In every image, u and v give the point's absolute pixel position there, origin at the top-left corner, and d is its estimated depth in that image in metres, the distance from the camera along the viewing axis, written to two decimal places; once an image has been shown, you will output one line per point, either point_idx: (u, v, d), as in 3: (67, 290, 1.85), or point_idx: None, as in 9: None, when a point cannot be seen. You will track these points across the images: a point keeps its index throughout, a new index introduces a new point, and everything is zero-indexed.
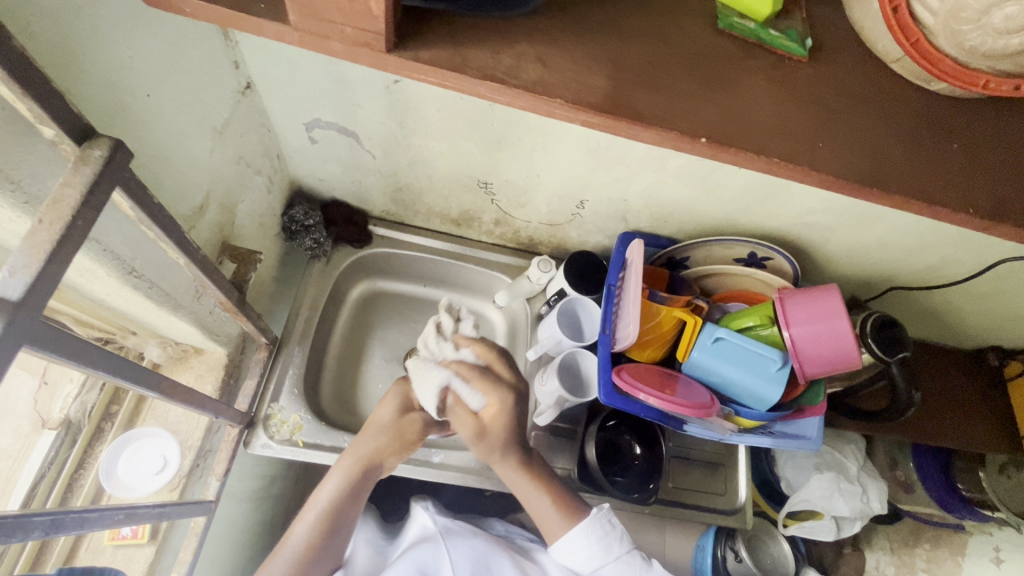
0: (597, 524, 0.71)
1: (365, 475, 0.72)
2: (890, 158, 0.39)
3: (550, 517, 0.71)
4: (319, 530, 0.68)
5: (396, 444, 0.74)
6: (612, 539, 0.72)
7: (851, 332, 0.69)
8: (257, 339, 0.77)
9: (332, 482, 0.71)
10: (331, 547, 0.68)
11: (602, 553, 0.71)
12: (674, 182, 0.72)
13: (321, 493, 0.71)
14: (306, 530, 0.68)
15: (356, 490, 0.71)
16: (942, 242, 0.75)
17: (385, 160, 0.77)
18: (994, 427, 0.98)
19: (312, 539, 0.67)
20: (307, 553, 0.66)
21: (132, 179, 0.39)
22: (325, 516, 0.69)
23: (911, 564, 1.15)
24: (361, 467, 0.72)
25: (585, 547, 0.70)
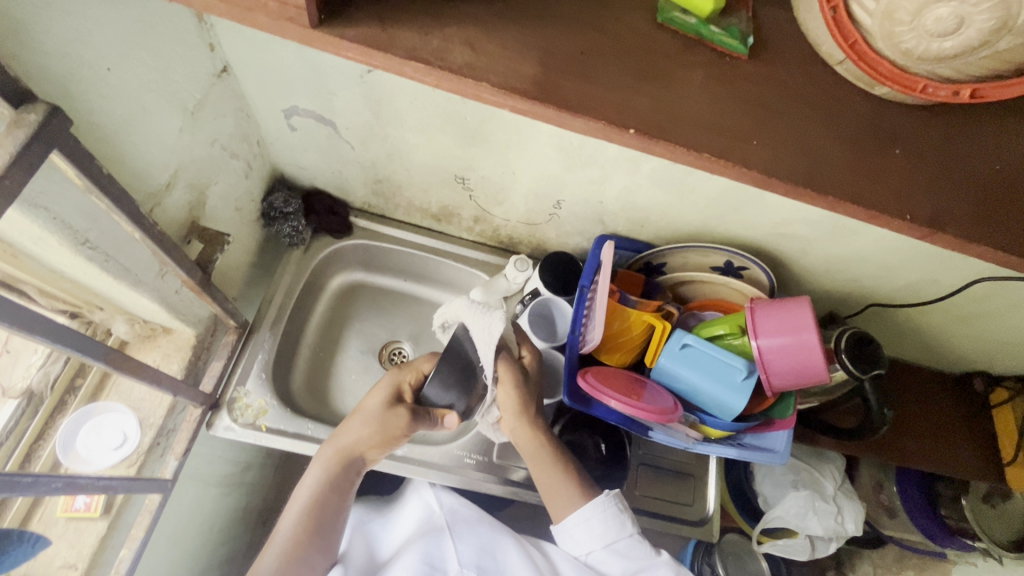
0: (610, 500, 0.72)
1: (347, 467, 0.71)
2: (820, 159, 0.42)
3: (565, 492, 0.73)
4: (305, 521, 0.68)
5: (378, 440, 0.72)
6: (626, 517, 0.72)
7: (819, 346, 0.68)
8: (227, 322, 0.77)
9: (313, 473, 0.71)
10: (316, 546, 0.68)
11: (615, 529, 0.70)
12: (648, 185, 0.72)
13: (302, 487, 0.71)
14: (292, 524, 0.68)
15: (341, 483, 0.71)
16: (920, 259, 0.73)
17: (363, 151, 0.77)
18: (975, 452, 0.95)
19: (298, 531, 0.67)
20: (293, 545, 0.66)
21: (74, 147, 0.40)
22: (309, 506, 0.69)
23: None
24: (342, 460, 0.71)
25: (599, 520, 0.70)
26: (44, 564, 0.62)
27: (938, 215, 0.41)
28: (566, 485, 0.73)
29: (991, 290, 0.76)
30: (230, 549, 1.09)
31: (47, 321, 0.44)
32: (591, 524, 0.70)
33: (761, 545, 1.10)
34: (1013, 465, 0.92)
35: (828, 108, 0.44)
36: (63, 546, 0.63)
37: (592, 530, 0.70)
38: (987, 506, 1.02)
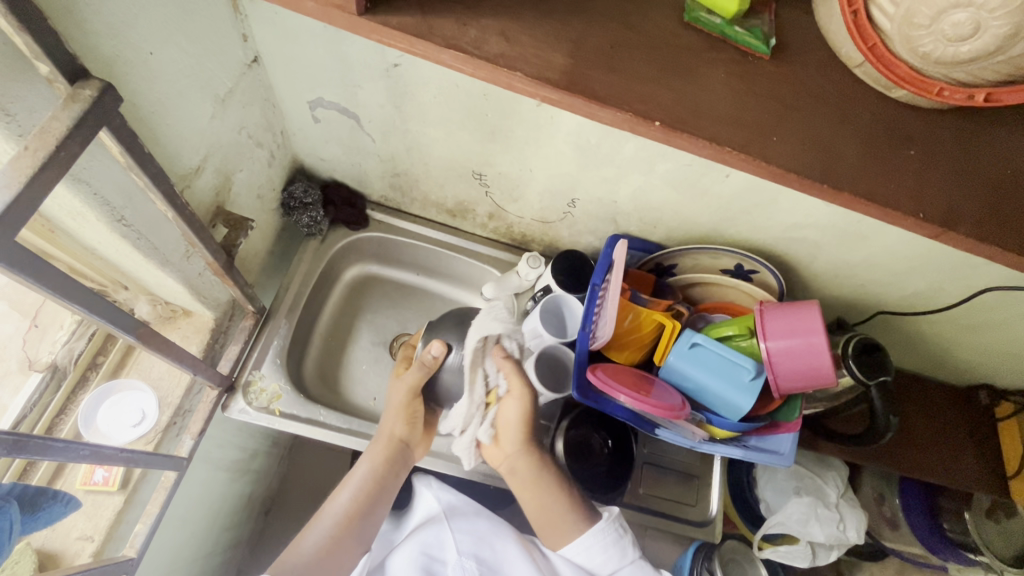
0: (610, 527, 0.74)
1: (394, 457, 0.77)
2: (837, 157, 0.43)
3: (566, 520, 0.75)
4: (349, 509, 0.73)
5: (409, 420, 0.79)
6: (627, 542, 0.74)
7: (827, 349, 0.69)
8: (245, 307, 0.79)
9: (362, 467, 0.76)
10: (357, 536, 0.72)
11: (618, 555, 0.73)
12: (662, 186, 0.73)
13: (352, 476, 0.76)
14: (342, 508, 0.73)
15: (385, 472, 0.76)
16: (929, 267, 0.74)
17: (384, 144, 0.79)
18: (979, 464, 0.96)
19: (340, 518, 0.72)
20: (334, 531, 0.71)
21: (120, 124, 0.42)
22: (356, 497, 0.74)
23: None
24: (388, 449, 0.77)
25: (599, 548, 0.73)
26: (62, 535, 0.64)
27: (954, 215, 0.43)
28: (566, 509, 0.76)
29: (999, 300, 0.77)
30: (235, 534, 1.11)
31: (84, 291, 0.46)
32: (591, 553, 0.73)
33: (761, 551, 1.10)
34: (1016, 478, 0.93)
35: (845, 108, 0.45)
36: (80, 519, 0.65)
37: (592, 558, 0.73)
38: (990, 520, 1.03)
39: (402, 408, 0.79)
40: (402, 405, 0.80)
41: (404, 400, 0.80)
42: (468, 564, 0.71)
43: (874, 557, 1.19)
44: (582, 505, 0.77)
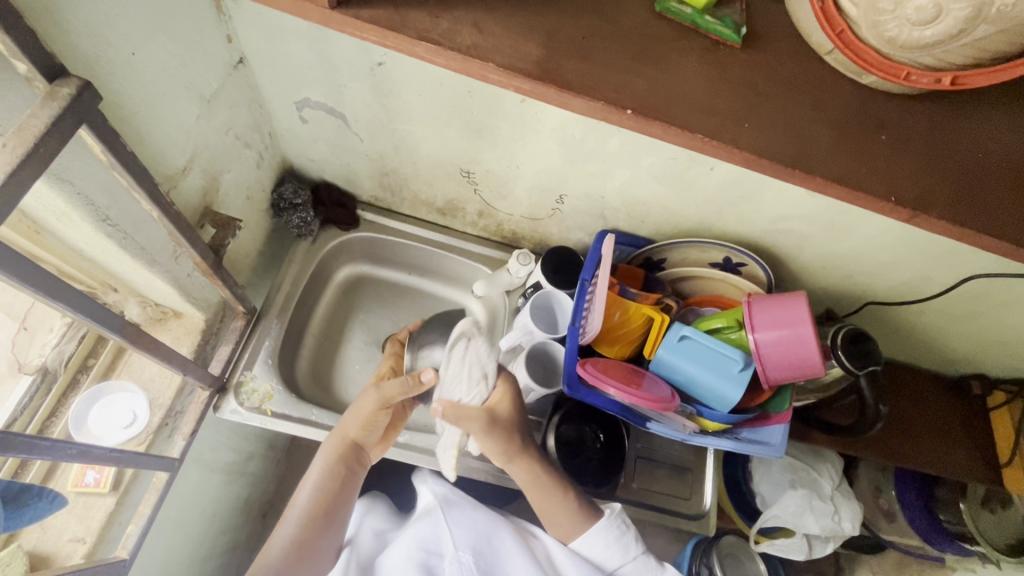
0: (611, 525, 0.74)
1: (347, 458, 0.76)
2: (810, 142, 0.44)
3: (565, 514, 0.75)
4: (312, 508, 0.72)
5: (365, 424, 0.77)
6: (629, 539, 0.74)
7: (815, 339, 0.69)
8: (235, 308, 0.79)
9: (317, 466, 0.75)
10: (323, 534, 0.71)
11: (620, 554, 0.73)
12: (649, 179, 0.74)
13: (309, 477, 0.74)
14: (304, 506, 0.72)
15: (342, 472, 0.75)
16: (915, 256, 0.75)
17: (372, 143, 0.80)
18: (973, 453, 0.96)
19: (304, 519, 0.71)
20: (300, 531, 0.70)
21: (101, 123, 0.42)
22: (316, 497, 0.73)
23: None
24: (340, 449, 0.76)
25: (599, 547, 0.73)
26: (54, 537, 0.64)
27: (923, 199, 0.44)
28: (565, 503, 0.75)
29: (986, 288, 0.77)
30: (231, 537, 1.11)
31: (69, 290, 0.46)
32: (592, 550, 0.73)
33: (758, 544, 1.10)
34: (1009, 467, 0.93)
35: (818, 95, 0.46)
36: (72, 520, 0.65)
37: (595, 556, 0.74)
38: (986, 509, 1.02)
39: (364, 415, 0.77)
40: (365, 409, 0.78)
41: (370, 408, 0.77)
42: (466, 557, 0.72)
43: (873, 550, 1.19)
44: (583, 503, 0.77)
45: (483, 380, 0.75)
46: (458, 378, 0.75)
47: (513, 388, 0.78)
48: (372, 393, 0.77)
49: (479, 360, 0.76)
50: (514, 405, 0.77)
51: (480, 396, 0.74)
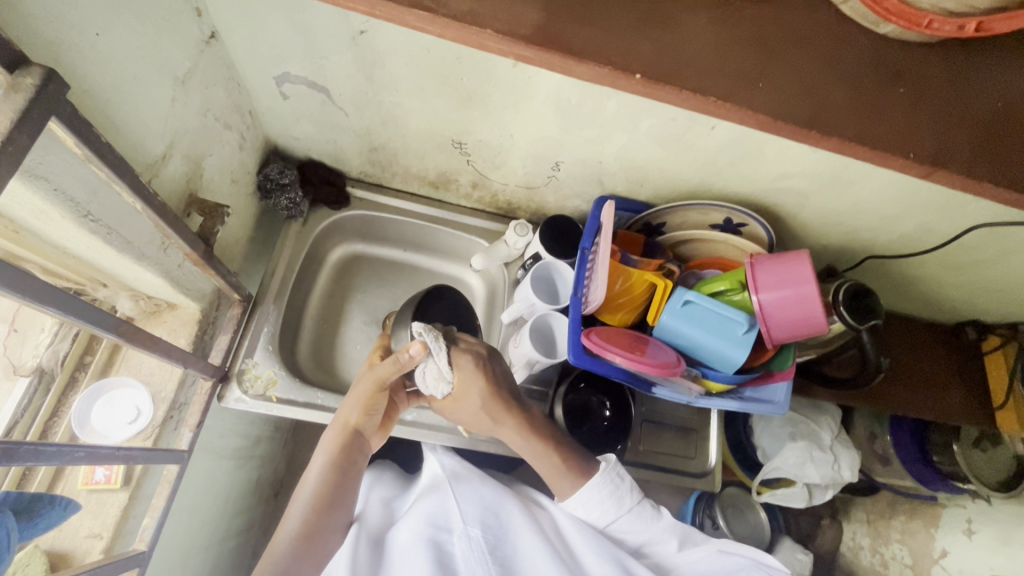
0: (605, 480, 0.75)
1: (349, 448, 0.74)
2: (827, 100, 0.42)
3: (558, 476, 0.76)
4: (315, 503, 0.71)
5: (365, 411, 0.74)
6: (624, 491, 0.75)
7: (819, 297, 0.69)
8: (231, 296, 0.77)
9: (318, 461, 0.73)
10: (328, 526, 0.71)
11: (614, 507, 0.75)
12: (647, 142, 0.72)
13: (310, 470, 0.73)
14: (306, 502, 0.71)
15: (343, 463, 0.73)
16: (917, 207, 0.74)
17: (358, 118, 0.77)
18: (968, 397, 1.00)
19: (307, 514, 0.70)
20: (304, 527, 0.69)
21: (72, 114, 0.40)
22: (318, 494, 0.71)
23: (885, 535, 1.26)
24: (341, 438, 0.74)
25: (595, 502, 0.75)
26: (70, 535, 0.64)
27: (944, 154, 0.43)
28: (555, 467, 0.76)
29: (987, 237, 0.78)
30: (245, 517, 1.14)
31: (58, 292, 0.44)
32: (587, 508, 0.75)
33: (760, 495, 1.15)
34: (1002, 409, 0.97)
35: (833, 49, 0.44)
36: (87, 517, 0.65)
37: (589, 513, 0.75)
38: (978, 450, 1.07)
39: (362, 400, 0.73)
40: (363, 396, 0.74)
41: (367, 392, 0.73)
42: (475, 531, 0.73)
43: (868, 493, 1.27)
44: (575, 466, 0.77)
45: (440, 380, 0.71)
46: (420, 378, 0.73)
47: (476, 367, 0.73)
48: (367, 374, 0.73)
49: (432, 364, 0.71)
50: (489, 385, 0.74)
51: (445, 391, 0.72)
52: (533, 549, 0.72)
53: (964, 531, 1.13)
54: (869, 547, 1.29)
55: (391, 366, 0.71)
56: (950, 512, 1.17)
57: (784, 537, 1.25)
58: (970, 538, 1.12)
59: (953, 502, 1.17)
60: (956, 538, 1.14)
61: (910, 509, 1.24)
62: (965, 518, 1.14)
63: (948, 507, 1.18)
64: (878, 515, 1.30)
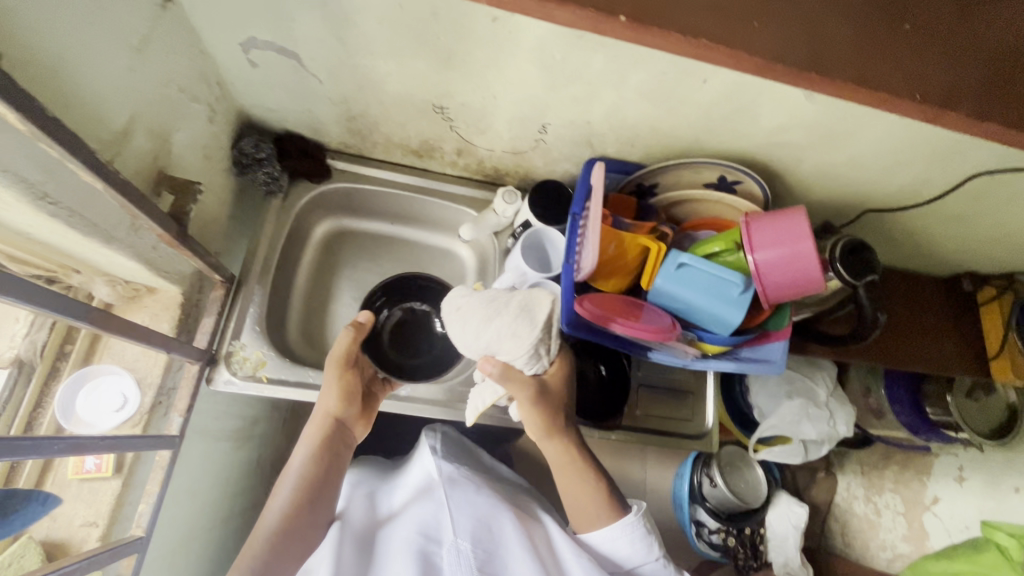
0: (638, 522, 0.77)
1: (327, 437, 0.77)
2: (828, 37, 0.40)
3: (594, 504, 0.78)
4: (297, 495, 0.72)
5: (341, 398, 0.77)
6: (652, 540, 0.78)
7: (815, 254, 0.68)
8: (212, 277, 0.75)
9: (299, 455, 0.75)
10: (310, 520, 0.71)
11: (639, 551, 0.77)
12: (637, 99, 0.69)
13: (291, 465, 0.75)
14: (287, 496, 0.72)
15: (324, 453, 0.76)
16: (916, 157, 0.72)
17: (333, 84, 0.73)
18: (963, 349, 1.00)
19: (287, 508, 0.71)
20: (284, 520, 0.70)
21: (11, 86, 0.37)
22: (298, 484, 0.73)
23: (878, 485, 1.30)
24: (322, 428, 0.77)
25: (621, 544, 0.76)
26: (66, 524, 0.63)
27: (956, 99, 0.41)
28: (595, 496, 0.78)
29: (986, 186, 0.76)
30: (247, 496, 1.15)
31: (18, 280, 0.41)
32: (616, 545, 0.76)
33: (756, 453, 1.16)
34: (997, 358, 0.97)
35: None
36: (81, 506, 0.64)
37: (616, 549, 0.77)
38: (971, 399, 1.09)
39: (335, 387, 0.77)
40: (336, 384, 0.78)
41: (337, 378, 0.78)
42: (463, 545, 0.69)
43: (863, 444, 1.32)
44: (612, 496, 0.79)
45: (543, 360, 0.75)
46: (522, 354, 0.73)
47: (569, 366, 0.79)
48: (331, 359, 0.78)
49: (546, 338, 0.74)
50: (563, 387, 0.78)
51: (535, 370, 0.75)
52: (523, 569, 0.69)
53: (954, 480, 1.17)
54: (863, 497, 1.33)
55: (347, 339, 0.79)
56: (941, 461, 1.20)
57: (781, 491, 1.27)
58: (962, 485, 1.15)
59: (946, 451, 1.19)
60: (948, 485, 1.18)
61: (903, 460, 1.27)
62: (957, 466, 1.17)
63: (941, 456, 1.20)
64: (872, 467, 1.33)
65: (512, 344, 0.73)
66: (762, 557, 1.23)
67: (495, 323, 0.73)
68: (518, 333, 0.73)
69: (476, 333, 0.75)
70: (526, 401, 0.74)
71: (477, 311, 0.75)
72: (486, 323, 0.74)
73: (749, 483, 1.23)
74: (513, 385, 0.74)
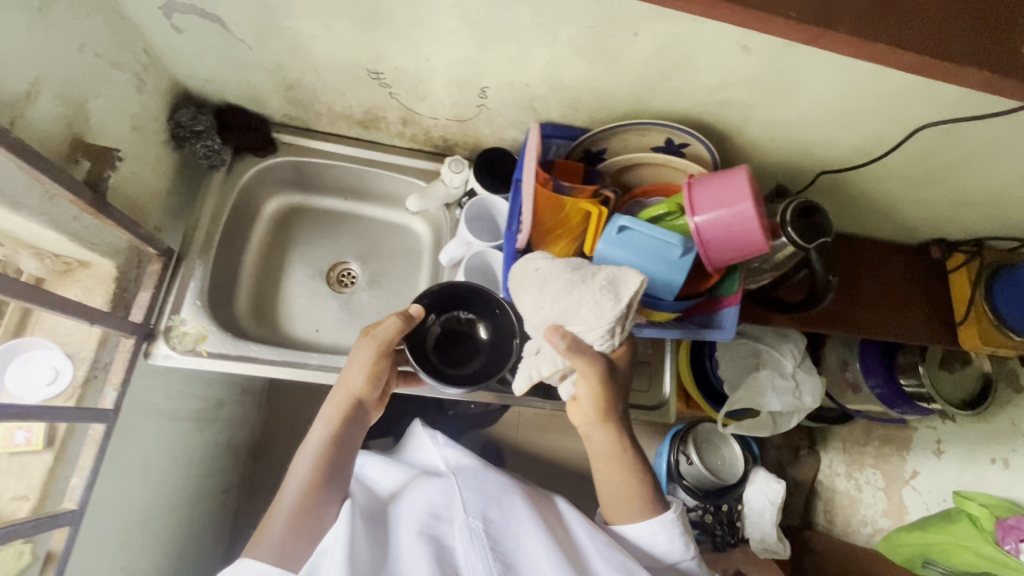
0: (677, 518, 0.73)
1: (347, 417, 0.71)
2: None
3: (634, 498, 0.74)
4: (313, 475, 0.67)
5: (368, 378, 0.72)
6: (683, 540, 0.73)
7: (755, 215, 0.66)
8: (148, 251, 0.74)
9: (316, 432, 0.71)
10: (326, 500, 0.67)
11: (672, 547, 0.73)
12: (571, 57, 0.67)
13: (307, 441, 0.70)
14: (303, 474, 0.68)
15: (345, 433, 0.71)
16: (865, 112, 0.70)
17: (263, 50, 0.71)
18: (930, 317, 0.98)
19: (305, 486, 0.67)
20: (302, 498, 0.66)
21: None
22: (316, 465, 0.68)
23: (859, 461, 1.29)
24: (342, 408, 0.71)
25: (656, 538, 0.72)
26: None
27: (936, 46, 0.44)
28: (638, 493, 0.74)
29: (940, 141, 0.74)
30: (216, 478, 1.15)
31: None
32: (653, 540, 0.72)
33: (727, 427, 1.14)
34: (964, 326, 0.95)
35: None
36: (12, 480, 0.64)
37: (655, 545, 0.73)
38: (946, 371, 1.07)
39: (364, 366, 0.71)
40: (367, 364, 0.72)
41: (369, 359, 0.71)
42: (476, 524, 0.67)
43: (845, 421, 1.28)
44: (652, 492, 0.75)
45: (613, 340, 0.66)
46: (595, 331, 0.65)
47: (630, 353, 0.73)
48: (364, 339, 0.71)
49: (621, 321, 0.64)
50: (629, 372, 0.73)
51: (602, 348, 0.67)
52: (538, 548, 0.66)
53: (932, 452, 1.15)
54: (846, 474, 1.34)
55: (392, 324, 0.71)
56: (920, 433, 1.18)
57: (757, 468, 1.24)
58: (939, 458, 1.14)
59: (925, 424, 1.17)
60: (926, 458, 1.16)
61: (883, 434, 1.26)
62: (936, 439, 1.15)
63: (919, 430, 1.18)
64: (854, 443, 1.33)
65: (592, 316, 0.64)
66: (740, 534, 1.24)
67: (578, 291, 0.64)
68: (598, 308, 0.63)
69: (553, 299, 0.65)
70: (592, 379, 0.68)
71: (559, 277, 0.65)
72: (567, 290, 0.64)
73: (725, 461, 1.23)
74: (581, 360, 0.66)
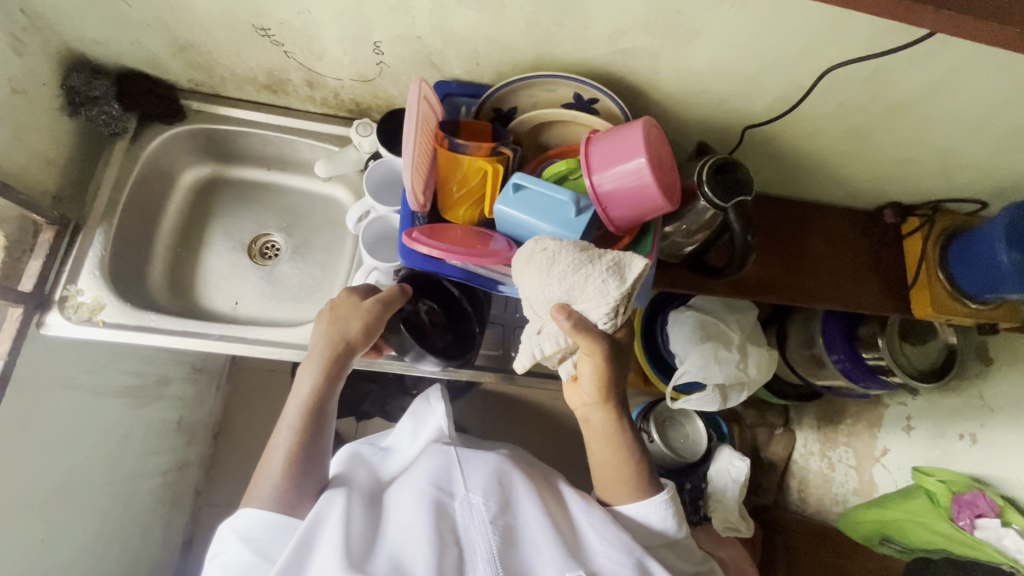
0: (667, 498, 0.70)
1: (341, 371, 0.71)
2: None
3: (629, 478, 0.71)
4: (305, 424, 0.68)
5: (366, 335, 0.72)
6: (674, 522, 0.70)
7: (650, 169, 0.62)
8: (37, 218, 0.74)
9: (309, 383, 0.70)
10: (316, 450, 0.67)
11: (661, 529, 0.69)
12: (452, 3, 0.63)
13: (300, 391, 0.70)
14: (295, 423, 0.68)
15: (337, 386, 0.71)
16: (777, 55, 0.65)
17: (142, 8, 0.68)
18: (882, 284, 0.91)
19: (297, 435, 0.67)
20: (295, 446, 0.66)
21: None
22: (307, 413, 0.69)
23: (832, 439, 1.24)
24: (338, 363, 0.71)
25: (650, 517, 0.69)
26: None
27: None
28: (631, 472, 0.71)
29: (866, 85, 0.68)
30: (167, 456, 1.15)
31: None
32: (646, 519, 0.69)
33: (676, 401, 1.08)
34: (916, 291, 0.90)
35: None
36: None
37: (651, 523, 0.69)
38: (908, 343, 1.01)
39: (365, 325, 0.72)
40: (366, 321, 0.72)
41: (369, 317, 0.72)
42: (476, 498, 0.63)
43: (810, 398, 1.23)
44: (647, 471, 0.72)
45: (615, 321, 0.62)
46: (599, 311, 0.61)
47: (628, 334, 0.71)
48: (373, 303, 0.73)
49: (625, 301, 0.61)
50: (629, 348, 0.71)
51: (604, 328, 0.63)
52: (537, 526, 0.62)
53: (903, 429, 1.09)
54: (819, 452, 1.27)
55: (394, 295, 0.74)
56: (891, 411, 1.13)
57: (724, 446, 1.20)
58: (909, 435, 1.08)
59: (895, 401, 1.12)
60: (897, 436, 1.10)
61: (855, 411, 1.20)
62: (906, 415, 1.09)
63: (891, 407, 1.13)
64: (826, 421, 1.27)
65: (597, 295, 0.60)
66: (704, 513, 1.18)
67: (585, 270, 0.59)
68: (604, 287, 0.59)
69: (559, 279, 0.60)
70: (595, 355, 0.65)
71: (565, 255, 0.59)
72: (573, 269, 0.59)
73: (688, 437, 1.20)
74: (585, 340, 0.62)
